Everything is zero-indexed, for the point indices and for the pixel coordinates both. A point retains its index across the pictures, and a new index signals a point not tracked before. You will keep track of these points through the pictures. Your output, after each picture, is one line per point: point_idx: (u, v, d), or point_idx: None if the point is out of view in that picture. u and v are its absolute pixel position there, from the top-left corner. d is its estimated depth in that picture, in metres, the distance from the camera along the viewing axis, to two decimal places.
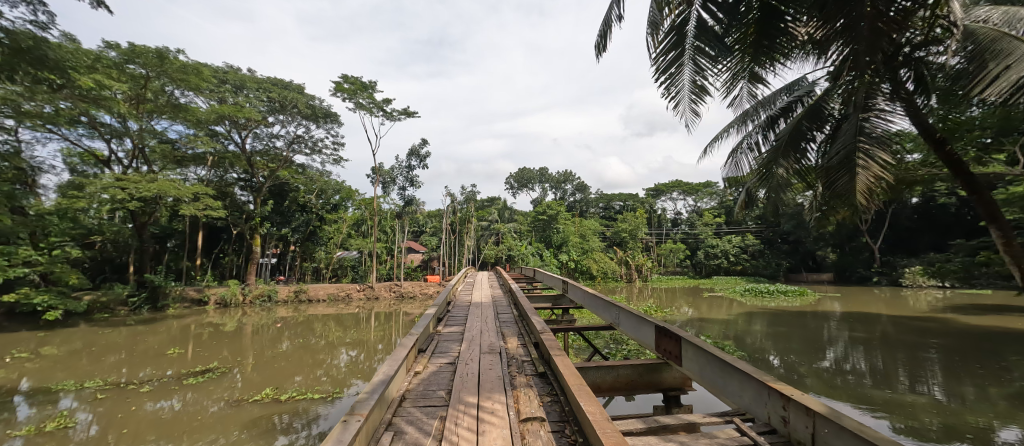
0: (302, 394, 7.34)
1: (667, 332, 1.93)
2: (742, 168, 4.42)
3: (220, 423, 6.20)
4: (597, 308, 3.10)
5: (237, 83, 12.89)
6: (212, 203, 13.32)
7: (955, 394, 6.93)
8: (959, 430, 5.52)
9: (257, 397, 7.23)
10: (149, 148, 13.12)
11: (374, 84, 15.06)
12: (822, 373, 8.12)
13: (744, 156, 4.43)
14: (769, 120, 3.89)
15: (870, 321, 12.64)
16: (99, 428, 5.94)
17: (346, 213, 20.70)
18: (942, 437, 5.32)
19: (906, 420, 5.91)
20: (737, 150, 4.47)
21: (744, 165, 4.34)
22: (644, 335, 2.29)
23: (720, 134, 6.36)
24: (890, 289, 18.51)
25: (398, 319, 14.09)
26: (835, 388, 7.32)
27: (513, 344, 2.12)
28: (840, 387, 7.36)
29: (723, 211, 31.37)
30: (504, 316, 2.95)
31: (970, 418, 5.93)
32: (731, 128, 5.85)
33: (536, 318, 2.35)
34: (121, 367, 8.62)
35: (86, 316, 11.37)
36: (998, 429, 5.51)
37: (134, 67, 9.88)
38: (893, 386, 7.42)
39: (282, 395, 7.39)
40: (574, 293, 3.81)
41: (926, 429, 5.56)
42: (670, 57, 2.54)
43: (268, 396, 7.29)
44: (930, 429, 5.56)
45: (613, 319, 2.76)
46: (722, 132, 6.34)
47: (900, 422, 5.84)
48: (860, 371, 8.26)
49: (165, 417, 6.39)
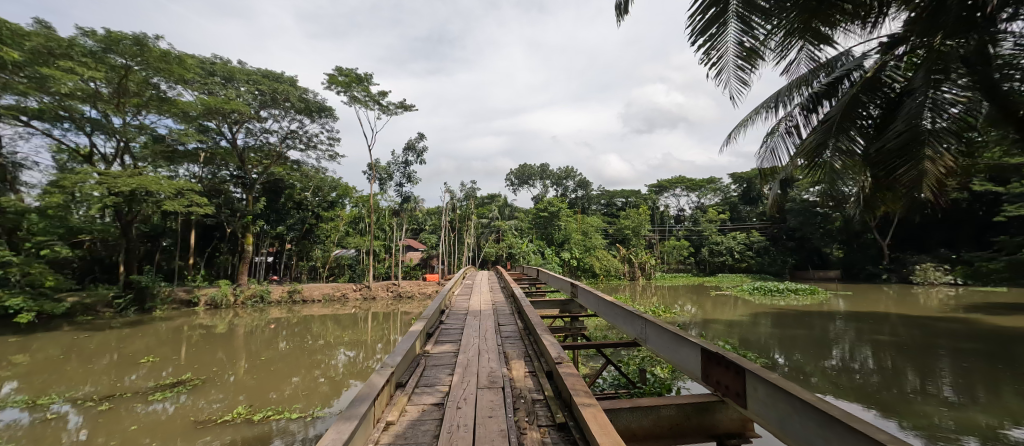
0: (280, 412, 6.20)
1: (718, 359, 1.50)
2: (776, 157, 3.96)
3: (203, 424, 5.86)
4: (615, 319, 2.66)
5: (225, 74, 12.40)
6: (198, 199, 12.90)
7: (964, 393, 6.59)
8: (968, 429, 5.24)
9: (226, 416, 6.07)
10: (139, 145, 12.71)
11: (369, 76, 14.55)
12: (829, 371, 7.80)
13: (778, 143, 3.97)
14: (810, 100, 3.44)
15: (884, 320, 12.25)
16: (89, 431, 5.58)
17: (343, 211, 20.19)
18: (949, 435, 5.08)
19: (914, 417, 5.64)
20: (770, 136, 4.01)
21: (780, 153, 3.88)
22: (681, 355, 1.83)
23: (743, 121, 5.81)
24: (900, 287, 18.12)
25: (397, 319, 13.66)
26: (844, 385, 7.03)
27: (518, 372, 1.66)
28: (846, 384, 7.08)
29: (727, 207, 30.94)
30: (507, 329, 2.48)
31: (975, 418, 5.60)
32: (761, 112, 5.34)
33: (546, 336, 1.90)
34: (100, 372, 8.19)
35: (69, 319, 10.94)
36: (1010, 429, 5.24)
37: (113, 57, 9.29)
38: (901, 384, 7.09)
39: (257, 413, 6.26)
40: (588, 300, 3.35)
41: (931, 428, 5.25)
42: (710, 15, 2.13)
43: (240, 415, 6.13)
44: (939, 427, 5.29)
45: (635, 332, 2.33)
46: (746, 119, 5.79)
47: (908, 421, 5.52)
48: (869, 370, 7.91)
49: (147, 421, 6.00)
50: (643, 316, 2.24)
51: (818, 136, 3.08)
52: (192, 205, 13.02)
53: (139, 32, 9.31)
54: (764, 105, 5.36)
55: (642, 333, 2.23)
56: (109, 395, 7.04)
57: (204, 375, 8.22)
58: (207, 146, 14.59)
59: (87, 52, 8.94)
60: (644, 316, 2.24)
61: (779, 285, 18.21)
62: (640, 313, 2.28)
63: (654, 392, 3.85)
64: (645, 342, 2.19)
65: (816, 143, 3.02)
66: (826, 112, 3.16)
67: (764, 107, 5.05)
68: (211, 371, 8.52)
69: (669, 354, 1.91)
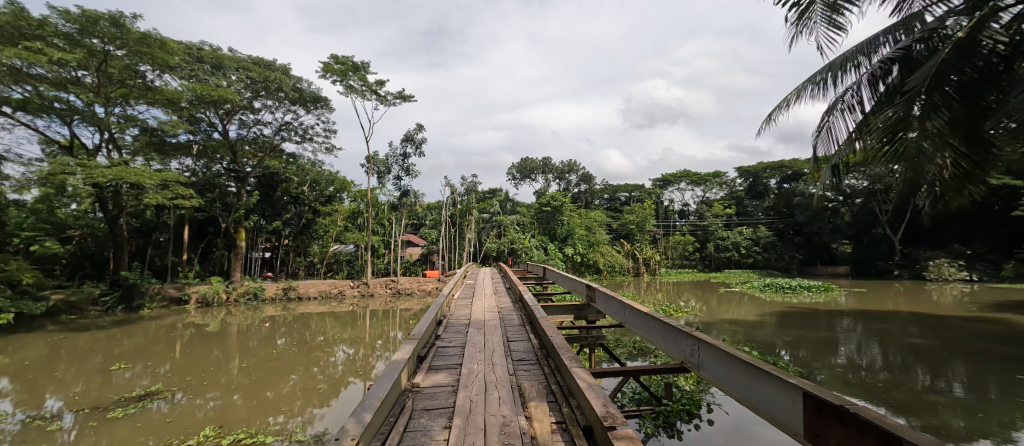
0: (255, 435, 5.27)
1: (834, 412, 1.02)
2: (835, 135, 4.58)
3: (184, 426, 5.51)
4: (649, 331, 2.22)
5: (214, 62, 11.88)
6: (184, 191, 12.29)
7: (978, 390, 6.28)
8: (983, 428, 4.97)
9: (190, 440, 5.09)
10: (134, 139, 12.42)
11: (366, 65, 14.00)
12: (835, 367, 7.47)
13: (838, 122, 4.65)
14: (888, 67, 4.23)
15: (898, 318, 11.85)
16: (64, 436, 5.19)
17: (342, 205, 19.71)
18: (963, 435, 4.77)
19: (925, 416, 5.34)
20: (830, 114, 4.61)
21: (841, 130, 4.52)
22: (760, 395, 1.34)
23: (788, 96, 5.48)
24: (911, 283, 17.63)
25: (395, 316, 13.28)
26: (853, 382, 6.70)
27: (543, 427, 1.17)
28: (855, 380, 6.76)
29: (733, 202, 30.35)
30: (519, 349, 2.01)
31: (994, 417, 5.28)
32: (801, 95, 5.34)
33: (579, 370, 1.41)
34: (84, 372, 7.84)
35: (52, 318, 10.48)
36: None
37: (92, 40, 8.81)
38: (914, 381, 6.76)
39: (228, 434, 5.30)
40: (609, 306, 2.90)
41: (948, 428, 4.96)
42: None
43: (206, 438, 5.14)
44: (954, 427, 4.99)
45: (681, 354, 1.84)
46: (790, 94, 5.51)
47: (919, 420, 5.22)
48: (881, 366, 7.57)
49: (122, 420, 5.61)
50: (694, 333, 1.75)
51: (901, 108, 3.37)
52: (178, 197, 12.46)
53: (115, 11, 8.80)
54: (812, 83, 5.25)
55: (689, 353, 1.76)
56: (109, 392, 6.82)
57: (198, 374, 7.89)
58: (199, 138, 14.10)
59: (60, 34, 8.38)
60: (694, 333, 1.76)
61: (791, 282, 17.73)
62: (688, 330, 1.80)
63: (683, 409, 3.40)
64: (697, 367, 1.71)
65: (900, 115, 3.33)
66: (914, 78, 3.47)
67: (816, 81, 5.15)
68: (205, 370, 8.14)
69: (741, 392, 1.42)
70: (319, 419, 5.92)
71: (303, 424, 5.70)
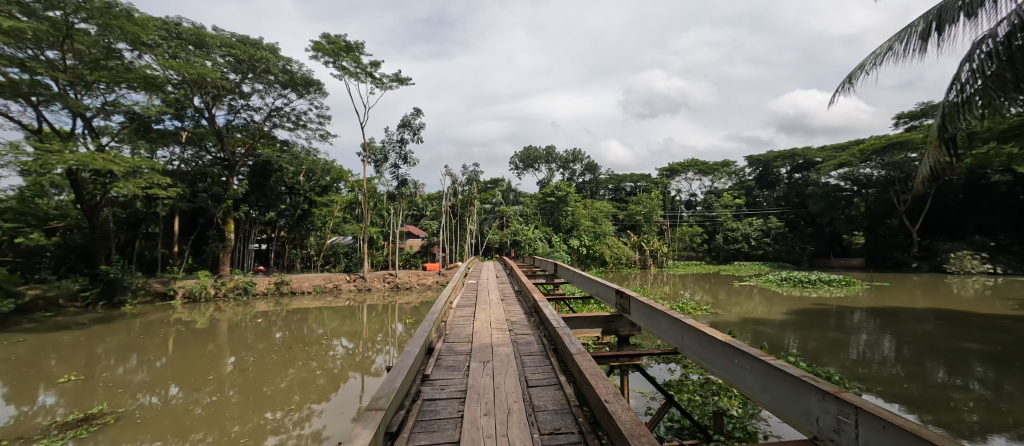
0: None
1: None
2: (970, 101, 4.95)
3: (167, 425, 4.95)
4: (732, 372, 1.54)
5: (195, 39, 11.02)
6: (161, 179, 11.37)
7: (999, 384, 5.77)
8: (1001, 421, 4.46)
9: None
10: (132, 126, 11.82)
11: (359, 44, 13.13)
12: (845, 362, 6.93)
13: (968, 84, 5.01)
14: None
15: (923, 315, 11.15)
16: (32, 434, 4.68)
17: (340, 196, 19.10)
18: (980, 430, 4.26)
19: (943, 412, 4.75)
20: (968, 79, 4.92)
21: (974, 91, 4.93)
22: None
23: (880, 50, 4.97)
24: (931, 276, 16.89)
25: (395, 311, 12.65)
26: (861, 376, 6.15)
27: None
28: (864, 374, 6.20)
29: (743, 192, 29.51)
30: (547, 411, 1.30)
31: (1014, 413, 4.72)
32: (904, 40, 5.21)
33: None
34: (58, 368, 7.30)
35: (27, 316, 9.96)
36: None
37: (53, 12, 8.08)
38: (931, 375, 6.19)
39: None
40: (660, 323, 2.19)
41: (962, 423, 4.42)
42: None
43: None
44: (969, 421, 4.47)
45: (812, 425, 1.15)
46: (883, 47, 5.06)
47: (927, 414, 4.69)
48: (900, 361, 7.00)
49: (98, 418, 5.08)
50: (843, 396, 1.05)
51: None
52: (156, 186, 11.59)
53: None
54: (921, 27, 5.08)
55: (832, 428, 1.08)
56: (102, 387, 6.32)
57: (196, 369, 7.37)
58: (187, 124, 13.44)
59: (15, 3, 7.76)
60: (845, 395, 1.06)
61: (810, 276, 16.89)
62: (831, 389, 1.10)
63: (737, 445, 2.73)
64: None
65: None
66: None
67: (927, 31, 5.03)
68: (198, 364, 7.63)
69: None
70: (316, 416, 5.33)
71: (302, 421, 5.18)
